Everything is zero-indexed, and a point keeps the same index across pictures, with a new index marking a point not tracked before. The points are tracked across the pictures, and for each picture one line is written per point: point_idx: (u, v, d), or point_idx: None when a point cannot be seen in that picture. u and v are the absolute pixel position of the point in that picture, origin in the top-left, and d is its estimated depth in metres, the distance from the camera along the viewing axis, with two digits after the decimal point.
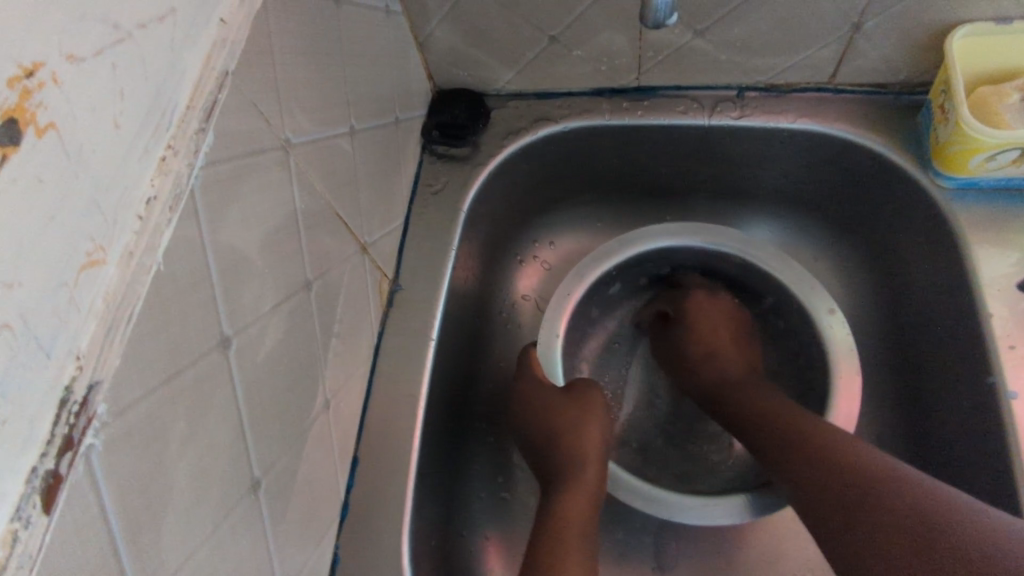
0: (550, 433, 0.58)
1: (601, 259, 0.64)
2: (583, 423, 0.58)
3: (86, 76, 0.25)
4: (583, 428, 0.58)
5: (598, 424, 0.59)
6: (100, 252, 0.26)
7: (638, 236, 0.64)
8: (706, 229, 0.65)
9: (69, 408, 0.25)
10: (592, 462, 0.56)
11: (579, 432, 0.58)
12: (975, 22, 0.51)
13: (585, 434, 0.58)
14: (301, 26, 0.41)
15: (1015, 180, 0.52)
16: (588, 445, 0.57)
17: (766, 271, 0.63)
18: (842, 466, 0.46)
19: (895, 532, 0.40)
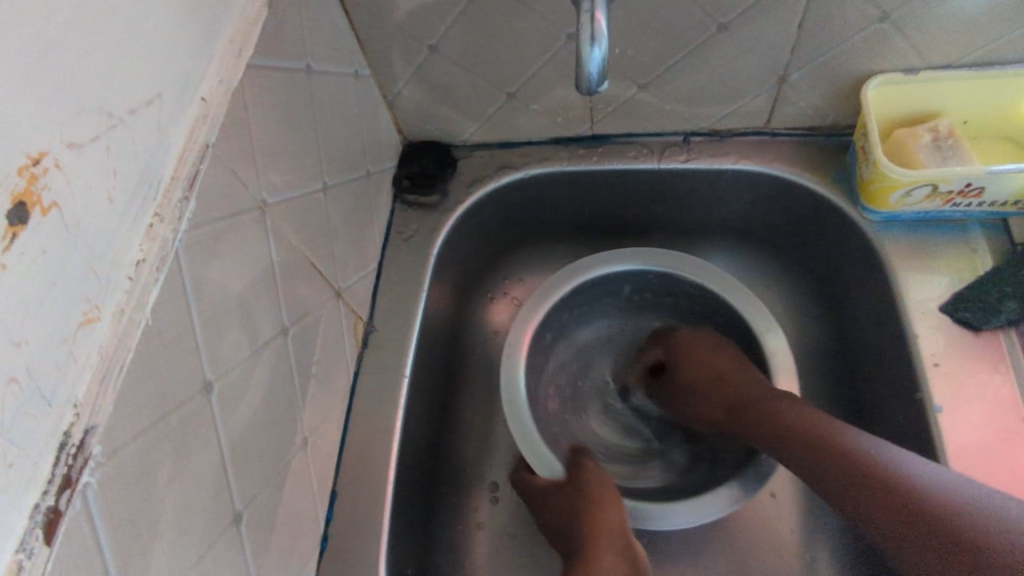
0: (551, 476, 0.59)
1: (558, 284, 0.67)
2: (577, 456, 0.60)
3: (84, 160, 0.29)
4: (579, 461, 0.59)
5: (590, 453, 0.60)
6: (95, 311, 0.30)
7: (592, 262, 0.68)
8: (658, 255, 0.68)
9: (67, 450, 0.28)
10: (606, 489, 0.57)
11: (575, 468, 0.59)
12: (884, 73, 0.56)
13: (583, 463, 0.59)
14: (275, 98, 0.45)
15: (932, 213, 0.57)
16: (588, 470, 0.58)
17: (712, 292, 0.67)
18: (817, 438, 0.50)
19: (886, 504, 0.44)
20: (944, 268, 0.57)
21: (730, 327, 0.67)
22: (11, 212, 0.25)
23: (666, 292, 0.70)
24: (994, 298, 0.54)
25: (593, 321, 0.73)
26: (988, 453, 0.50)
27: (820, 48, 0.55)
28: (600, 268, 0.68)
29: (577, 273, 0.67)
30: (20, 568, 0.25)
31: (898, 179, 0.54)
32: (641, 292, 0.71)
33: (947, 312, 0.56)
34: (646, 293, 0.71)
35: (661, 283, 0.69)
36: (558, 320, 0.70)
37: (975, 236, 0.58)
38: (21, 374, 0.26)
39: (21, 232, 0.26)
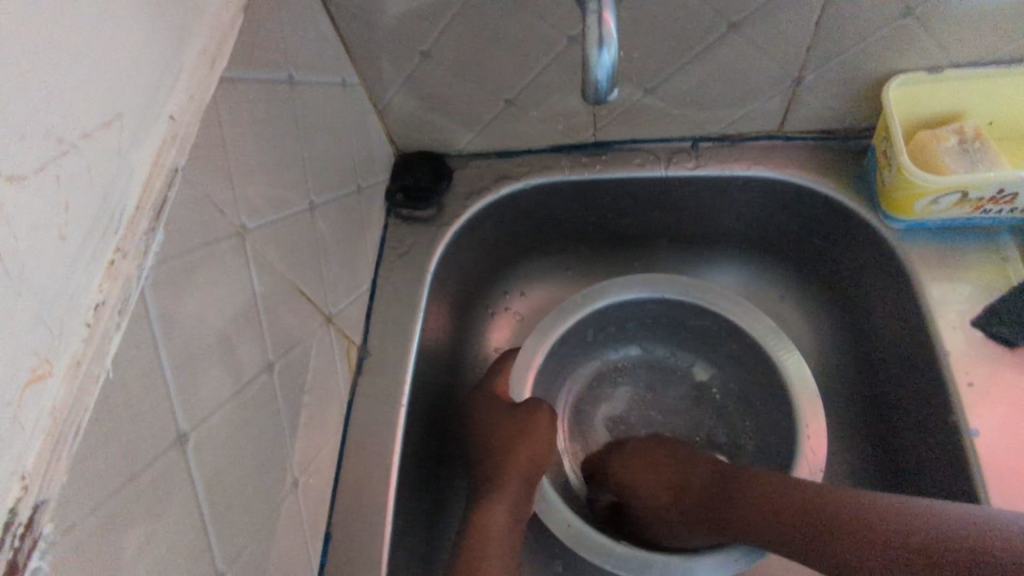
0: (490, 453, 0.59)
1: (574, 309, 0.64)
2: (517, 439, 0.58)
3: (27, 194, 0.25)
4: (517, 449, 0.58)
5: (543, 446, 0.59)
6: (45, 365, 0.26)
7: (609, 287, 0.64)
8: (680, 282, 0.64)
9: (13, 531, 0.24)
10: (513, 478, 0.57)
11: (504, 447, 0.58)
12: (907, 72, 0.53)
13: (523, 455, 0.58)
14: (254, 112, 0.41)
15: (961, 220, 0.54)
16: (521, 462, 0.58)
17: (727, 316, 0.63)
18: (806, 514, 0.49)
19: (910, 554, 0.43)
20: (974, 278, 0.54)
21: (752, 355, 0.64)
22: None
23: (694, 321, 0.66)
24: None
25: (618, 345, 0.70)
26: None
27: (838, 46, 0.51)
28: (616, 295, 0.64)
29: (590, 299, 0.64)
30: None
31: (926, 185, 0.51)
32: (666, 320, 0.67)
33: (979, 326, 0.52)
34: (669, 320, 0.67)
35: (689, 311, 0.65)
36: (576, 341, 0.67)
37: (1005, 243, 0.55)
38: None
39: None
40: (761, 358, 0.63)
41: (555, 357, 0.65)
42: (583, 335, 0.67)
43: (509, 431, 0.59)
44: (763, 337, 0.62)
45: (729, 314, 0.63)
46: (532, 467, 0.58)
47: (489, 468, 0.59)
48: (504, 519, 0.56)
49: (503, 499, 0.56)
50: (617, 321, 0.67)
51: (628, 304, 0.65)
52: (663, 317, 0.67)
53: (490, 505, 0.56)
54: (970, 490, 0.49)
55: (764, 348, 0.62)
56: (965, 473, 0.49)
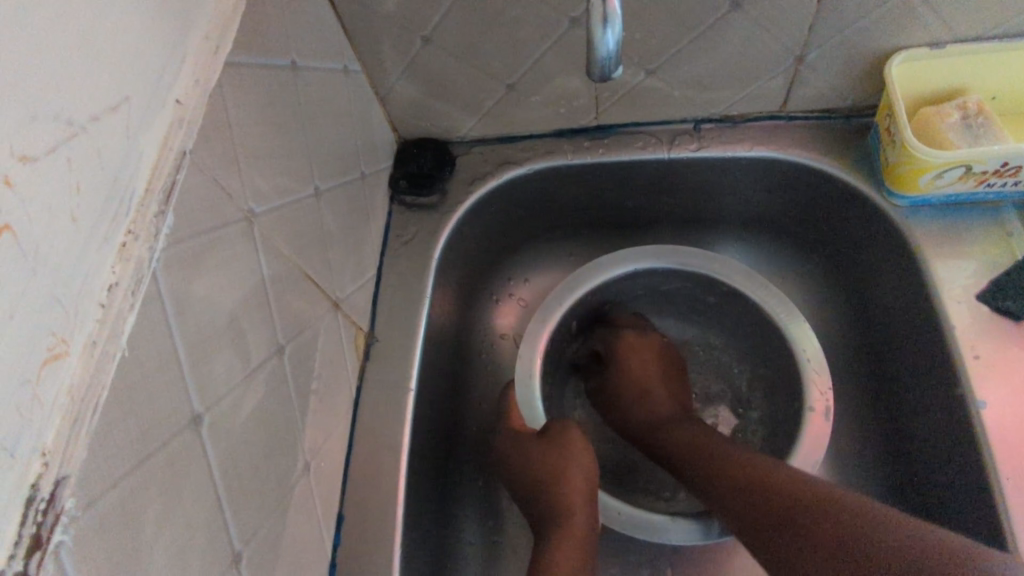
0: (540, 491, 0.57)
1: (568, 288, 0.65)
2: (563, 463, 0.57)
3: (40, 175, 0.25)
4: (568, 473, 0.57)
5: (582, 467, 0.57)
6: (62, 345, 0.26)
7: (597, 266, 0.65)
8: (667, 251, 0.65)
9: (36, 506, 0.24)
10: (577, 506, 0.56)
11: (549, 475, 0.57)
12: (906, 50, 0.53)
13: (574, 480, 0.57)
14: (258, 98, 0.42)
15: (965, 195, 0.54)
16: (576, 483, 0.57)
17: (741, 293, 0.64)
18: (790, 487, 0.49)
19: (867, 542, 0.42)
20: (978, 253, 0.54)
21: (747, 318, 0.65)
22: None
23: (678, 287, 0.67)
24: None
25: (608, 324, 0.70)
26: None
27: (840, 23, 0.51)
28: (605, 273, 0.65)
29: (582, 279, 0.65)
30: None
31: (931, 162, 0.51)
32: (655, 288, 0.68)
33: (984, 300, 0.52)
34: (655, 288, 0.68)
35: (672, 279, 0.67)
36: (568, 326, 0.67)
37: (1010, 218, 0.55)
38: None
39: None
40: (770, 332, 0.63)
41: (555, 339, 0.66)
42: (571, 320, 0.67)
43: (546, 460, 0.57)
44: (771, 312, 0.62)
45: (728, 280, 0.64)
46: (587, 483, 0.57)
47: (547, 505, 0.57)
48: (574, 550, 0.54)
49: (576, 532, 0.55)
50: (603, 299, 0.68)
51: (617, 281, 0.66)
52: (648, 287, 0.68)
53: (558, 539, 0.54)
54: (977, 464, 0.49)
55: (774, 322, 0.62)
56: (972, 446, 0.50)
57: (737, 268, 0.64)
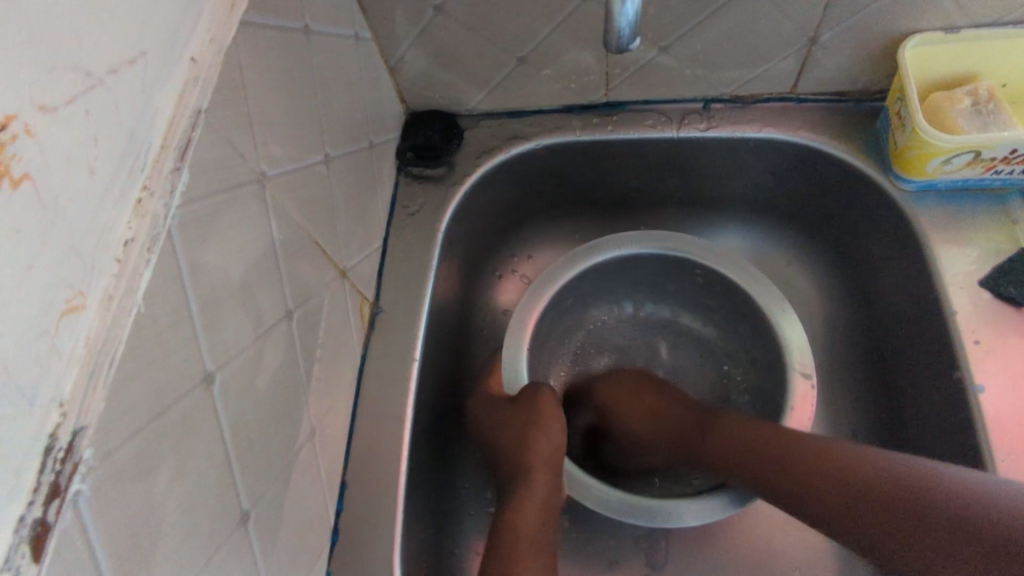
0: (504, 440, 0.58)
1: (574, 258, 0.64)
2: (536, 420, 0.57)
3: (60, 125, 0.25)
4: (532, 442, 0.56)
5: (556, 428, 0.57)
6: (80, 297, 0.27)
7: (608, 243, 0.65)
8: (667, 236, 0.65)
9: (54, 455, 0.25)
10: (538, 464, 0.56)
11: (514, 429, 0.57)
12: (924, 33, 0.53)
13: (540, 437, 0.57)
14: (272, 60, 0.41)
15: (971, 181, 0.54)
16: (537, 445, 0.56)
17: (714, 270, 0.64)
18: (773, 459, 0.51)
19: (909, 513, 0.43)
20: (980, 238, 0.55)
21: (738, 305, 0.64)
22: None
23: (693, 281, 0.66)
24: None
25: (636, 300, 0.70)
26: None
27: (857, 4, 0.51)
28: (617, 248, 0.65)
29: (591, 252, 0.64)
30: None
31: (939, 145, 0.51)
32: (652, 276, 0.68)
33: (986, 286, 0.53)
34: (674, 281, 0.68)
35: (677, 266, 0.66)
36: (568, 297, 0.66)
37: (1014, 206, 0.55)
38: None
39: None
40: (756, 315, 0.63)
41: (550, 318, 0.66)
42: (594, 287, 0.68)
43: (519, 426, 0.57)
44: (748, 287, 0.63)
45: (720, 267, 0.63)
46: (549, 452, 0.56)
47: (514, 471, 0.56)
48: (535, 512, 0.54)
49: (536, 490, 0.55)
50: (625, 279, 0.68)
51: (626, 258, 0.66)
52: (667, 274, 0.67)
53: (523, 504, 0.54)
54: (973, 447, 0.50)
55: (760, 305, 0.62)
56: (967, 427, 0.50)
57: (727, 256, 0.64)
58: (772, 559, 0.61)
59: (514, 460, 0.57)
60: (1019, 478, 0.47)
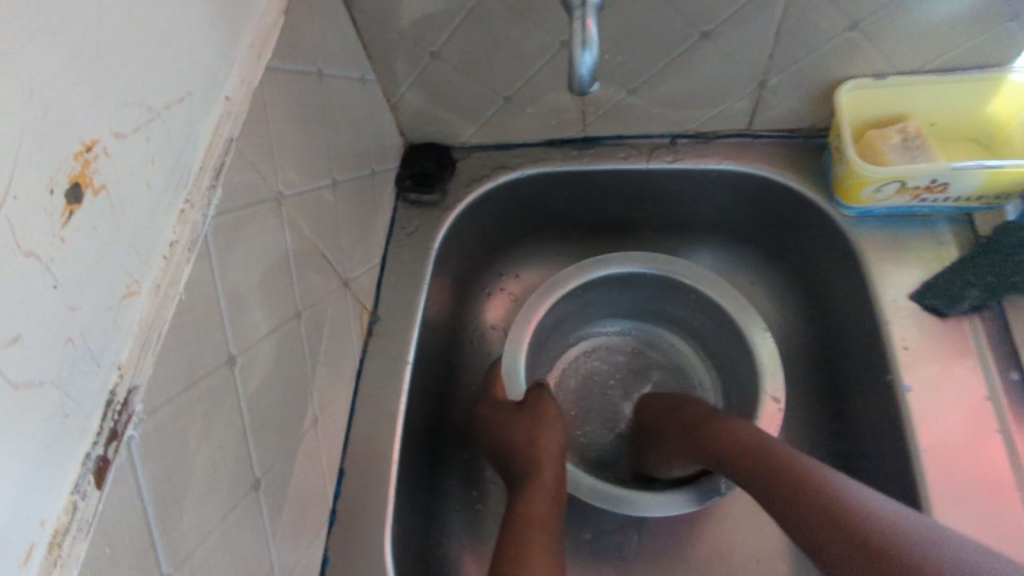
0: (512, 436, 0.63)
1: (576, 272, 0.71)
2: (543, 422, 0.63)
3: (127, 147, 0.32)
4: (538, 438, 0.62)
5: (555, 425, 0.64)
6: (135, 285, 0.33)
7: (608, 261, 0.71)
8: (662, 260, 0.71)
9: (113, 407, 0.31)
10: (547, 453, 0.61)
11: (524, 426, 0.63)
12: (857, 78, 0.60)
13: (546, 435, 0.62)
14: (290, 98, 0.49)
15: (903, 208, 0.61)
16: (541, 442, 0.62)
17: (703, 295, 0.70)
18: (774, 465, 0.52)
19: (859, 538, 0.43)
20: (912, 258, 0.62)
21: (716, 322, 0.71)
22: (67, 191, 0.29)
23: (673, 300, 0.73)
24: (959, 286, 0.57)
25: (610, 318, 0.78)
26: (951, 425, 0.54)
27: (795, 55, 0.58)
28: (617, 268, 0.71)
29: (588, 269, 0.71)
30: (75, 507, 0.29)
31: (870, 175, 0.58)
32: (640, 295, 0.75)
33: (916, 300, 0.60)
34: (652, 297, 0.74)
35: (662, 286, 0.72)
36: (560, 308, 0.72)
37: (942, 230, 0.62)
38: (75, 336, 0.29)
39: (75, 209, 0.29)
40: (734, 334, 0.69)
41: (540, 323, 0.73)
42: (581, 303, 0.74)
43: (525, 425, 0.63)
44: (732, 311, 0.68)
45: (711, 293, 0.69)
46: (554, 448, 0.62)
47: (523, 463, 0.61)
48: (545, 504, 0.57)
49: (547, 477, 0.60)
50: (608, 295, 0.75)
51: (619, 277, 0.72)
52: (657, 290, 0.73)
53: (533, 491, 0.58)
54: (904, 442, 0.56)
55: (741, 329, 0.67)
56: (900, 425, 0.56)
57: (720, 283, 0.69)
58: (733, 553, 0.66)
59: (519, 452, 0.62)
60: (942, 469, 0.53)
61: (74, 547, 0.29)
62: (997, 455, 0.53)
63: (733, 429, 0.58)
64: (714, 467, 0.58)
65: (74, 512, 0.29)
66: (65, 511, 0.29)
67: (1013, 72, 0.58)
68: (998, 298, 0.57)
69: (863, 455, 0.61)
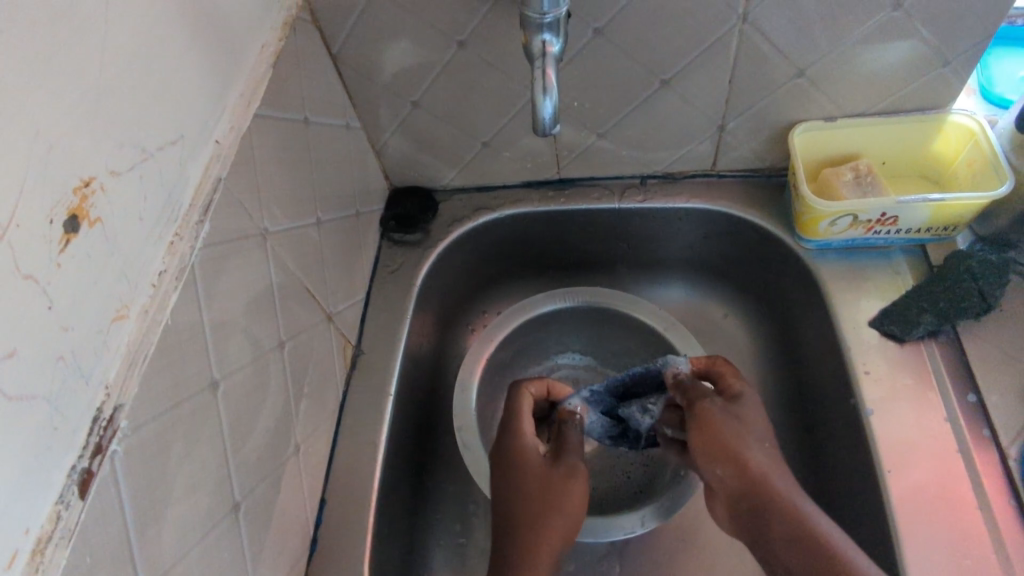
0: (518, 510, 0.52)
1: (521, 310, 0.75)
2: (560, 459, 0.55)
3: (122, 183, 0.35)
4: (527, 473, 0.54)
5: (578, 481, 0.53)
6: (125, 310, 0.36)
7: (552, 296, 0.75)
8: (602, 293, 0.75)
9: (99, 423, 0.33)
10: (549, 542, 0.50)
11: (560, 502, 0.51)
12: (808, 121, 0.65)
13: (565, 506, 0.51)
14: (277, 142, 0.52)
15: (859, 240, 0.65)
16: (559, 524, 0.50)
17: (644, 324, 0.73)
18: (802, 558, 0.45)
19: None
20: (870, 288, 0.65)
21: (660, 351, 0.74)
22: (66, 221, 0.31)
23: (624, 334, 0.76)
24: (914, 312, 0.61)
25: (569, 351, 0.79)
26: (912, 446, 0.56)
27: (750, 100, 0.63)
28: (562, 301, 0.75)
29: (530, 308, 0.75)
30: (59, 516, 0.31)
31: (825, 210, 0.62)
32: (593, 329, 0.77)
33: (875, 325, 0.62)
34: (604, 331, 0.77)
35: (609, 318, 0.75)
36: (512, 345, 0.75)
37: (898, 260, 0.66)
38: (67, 354, 0.32)
39: (72, 238, 0.32)
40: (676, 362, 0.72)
41: (509, 351, 0.75)
42: (536, 335, 0.77)
43: (539, 485, 0.52)
44: (676, 341, 0.71)
45: (649, 320, 0.73)
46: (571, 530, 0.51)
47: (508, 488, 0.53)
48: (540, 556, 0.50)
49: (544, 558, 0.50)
50: (561, 330, 0.78)
51: (564, 312, 0.76)
52: (605, 322, 0.76)
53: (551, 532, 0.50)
54: (869, 463, 0.57)
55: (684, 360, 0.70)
56: (864, 446, 0.58)
57: (660, 315, 0.73)
58: None
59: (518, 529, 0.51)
60: (905, 488, 0.54)
61: (56, 553, 0.30)
62: (957, 473, 0.55)
63: (792, 508, 0.47)
64: (737, 521, 0.50)
65: (57, 521, 0.31)
66: (50, 519, 0.30)
67: (951, 114, 0.62)
68: (949, 322, 0.60)
69: (831, 478, 0.63)
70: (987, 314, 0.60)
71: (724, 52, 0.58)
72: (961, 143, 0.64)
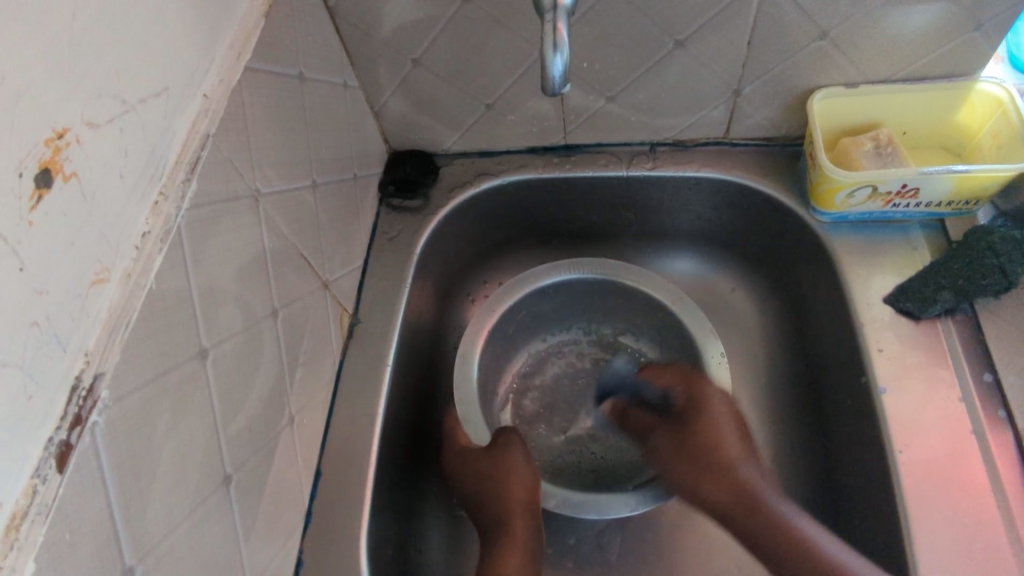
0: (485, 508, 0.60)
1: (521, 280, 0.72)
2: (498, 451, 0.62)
3: (100, 137, 0.33)
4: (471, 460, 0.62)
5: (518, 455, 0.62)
6: (105, 273, 0.34)
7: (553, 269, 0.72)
8: (606, 265, 0.72)
9: (78, 393, 0.31)
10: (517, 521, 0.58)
11: (520, 483, 0.60)
12: (828, 87, 0.62)
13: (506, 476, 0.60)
14: (270, 99, 0.49)
15: (876, 214, 0.63)
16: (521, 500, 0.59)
17: (650, 296, 0.71)
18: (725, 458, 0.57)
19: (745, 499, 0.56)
20: (885, 263, 0.63)
21: (665, 324, 0.72)
22: (38, 175, 0.29)
23: (629, 305, 0.74)
24: (931, 288, 0.58)
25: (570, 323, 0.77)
26: (923, 425, 0.55)
27: (769, 63, 0.60)
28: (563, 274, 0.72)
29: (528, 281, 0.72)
30: (35, 490, 0.29)
31: (843, 181, 0.59)
32: (596, 299, 0.75)
33: (890, 301, 0.60)
34: (607, 302, 0.75)
35: (613, 289, 0.73)
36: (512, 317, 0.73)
37: (915, 235, 0.64)
38: (42, 319, 0.29)
39: (45, 194, 0.29)
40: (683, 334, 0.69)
41: (512, 324, 0.74)
42: (537, 307, 0.75)
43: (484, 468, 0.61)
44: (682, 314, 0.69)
45: (655, 293, 0.71)
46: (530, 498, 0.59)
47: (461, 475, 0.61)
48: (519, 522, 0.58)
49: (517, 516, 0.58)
50: (564, 300, 0.75)
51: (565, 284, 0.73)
52: (610, 293, 0.74)
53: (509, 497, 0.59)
54: (878, 441, 0.56)
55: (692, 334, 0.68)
56: (875, 424, 0.57)
57: (667, 287, 0.70)
58: None
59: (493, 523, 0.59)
60: (916, 469, 0.53)
61: (31, 531, 0.28)
62: (968, 452, 0.53)
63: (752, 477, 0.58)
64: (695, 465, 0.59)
65: (34, 495, 0.29)
66: (26, 494, 0.29)
67: (979, 82, 0.59)
68: (968, 300, 0.58)
69: (838, 456, 0.62)
70: (1006, 293, 0.58)
71: (744, 11, 0.55)
72: (986, 113, 0.61)
